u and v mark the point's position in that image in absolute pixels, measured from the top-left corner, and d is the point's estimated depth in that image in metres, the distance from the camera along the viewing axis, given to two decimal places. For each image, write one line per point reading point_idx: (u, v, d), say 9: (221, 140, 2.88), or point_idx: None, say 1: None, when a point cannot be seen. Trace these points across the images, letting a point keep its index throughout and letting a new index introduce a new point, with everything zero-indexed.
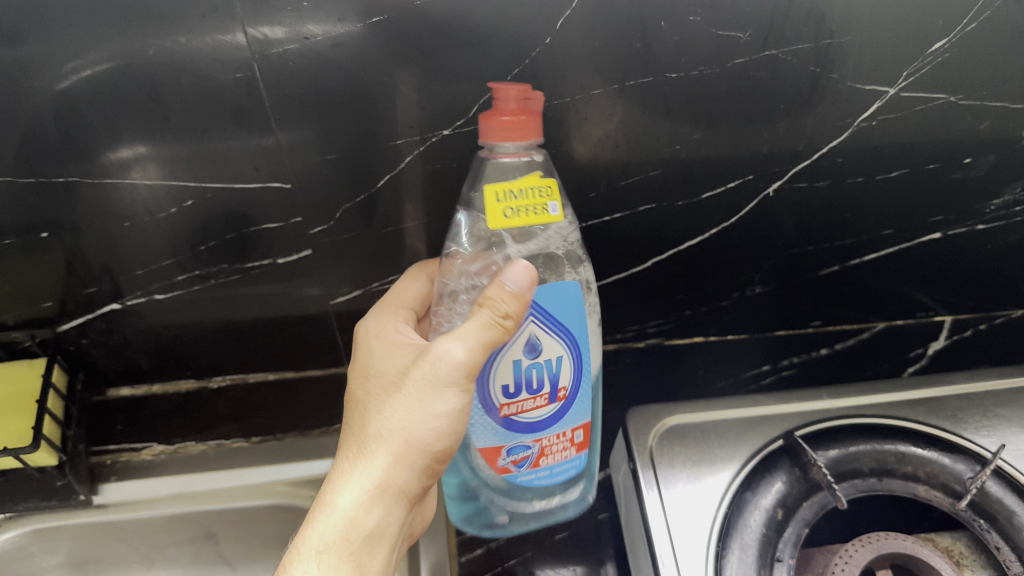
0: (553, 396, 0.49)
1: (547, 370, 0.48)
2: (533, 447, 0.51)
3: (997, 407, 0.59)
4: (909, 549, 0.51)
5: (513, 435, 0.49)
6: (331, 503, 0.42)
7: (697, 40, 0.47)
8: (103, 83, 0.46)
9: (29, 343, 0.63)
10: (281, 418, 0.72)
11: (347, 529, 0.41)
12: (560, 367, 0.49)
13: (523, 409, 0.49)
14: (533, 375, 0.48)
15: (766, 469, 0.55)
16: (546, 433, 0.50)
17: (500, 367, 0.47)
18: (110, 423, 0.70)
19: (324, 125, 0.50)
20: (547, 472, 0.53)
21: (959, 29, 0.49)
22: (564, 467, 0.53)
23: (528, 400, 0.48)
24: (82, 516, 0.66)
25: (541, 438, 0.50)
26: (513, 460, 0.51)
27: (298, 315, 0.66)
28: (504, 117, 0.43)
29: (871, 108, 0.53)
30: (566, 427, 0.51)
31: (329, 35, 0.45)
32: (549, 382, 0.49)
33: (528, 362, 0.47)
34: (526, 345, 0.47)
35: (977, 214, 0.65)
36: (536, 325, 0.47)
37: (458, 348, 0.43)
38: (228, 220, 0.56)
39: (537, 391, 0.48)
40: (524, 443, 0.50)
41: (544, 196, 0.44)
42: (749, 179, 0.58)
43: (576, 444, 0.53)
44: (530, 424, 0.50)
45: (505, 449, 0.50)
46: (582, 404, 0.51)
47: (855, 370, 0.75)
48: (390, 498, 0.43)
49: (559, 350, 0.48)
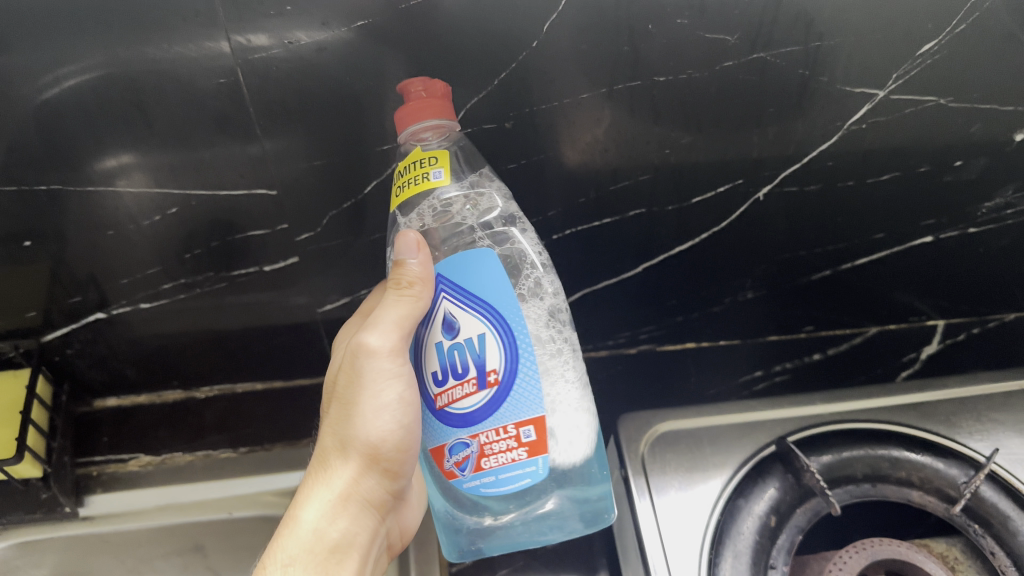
0: (480, 381, 0.43)
1: (470, 351, 0.43)
2: (472, 446, 0.44)
3: (991, 411, 0.58)
4: (903, 555, 0.51)
5: (449, 431, 0.44)
6: (292, 518, 0.42)
7: (685, 43, 0.47)
8: (85, 92, 0.45)
9: (13, 354, 0.62)
10: (267, 429, 0.71)
11: (311, 541, 0.41)
12: (484, 347, 0.43)
13: (453, 399, 0.44)
14: (456, 358, 0.44)
15: (759, 475, 0.54)
16: (480, 428, 0.43)
17: (426, 354, 0.45)
18: (95, 434, 0.70)
19: (310, 130, 0.49)
20: (493, 478, 0.44)
21: (949, 31, 0.49)
22: (516, 475, 0.44)
23: (456, 388, 0.44)
24: (69, 528, 0.67)
25: (478, 434, 0.44)
26: (456, 462, 0.45)
27: (286, 323, 0.65)
28: (413, 100, 0.43)
29: (862, 111, 0.53)
30: (506, 420, 0.43)
31: (315, 40, 0.44)
32: (475, 365, 0.43)
33: (448, 343, 0.44)
34: (442, 325, 0.44)
35: (969, 217, 0.65)
36: (447, 300, 0.44)
37: (372, 337, 0.44)
38: (213, 228, 0.55)
39: (461, 375, 0.43)
40: (462, 440, 0.44)
41: (425, 165, 0.43)
42: (739, 184, 0.58)
43: (525, 445, 0.44)
44: (463, 416, 0.44)
45: (447, 447, 0.45)
46: (523, 392, 0.43)
47: (846, 376, 0.74)
48: (351, 504, 0.44)
49: (481, 327, 0.43)
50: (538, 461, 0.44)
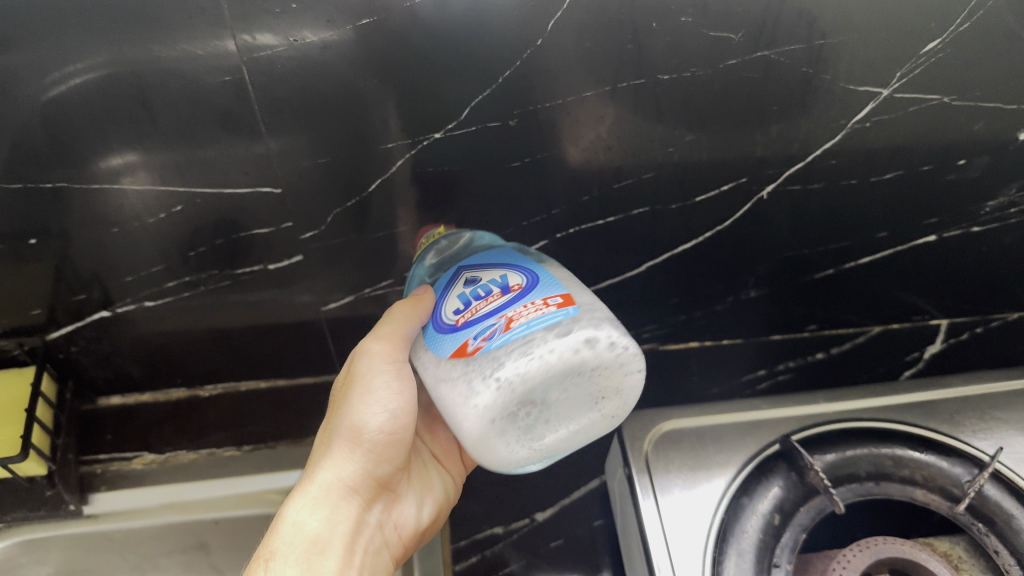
0: (504, 288, 0.45)
1: (493, 281, 0.46)
2: (498, 321, 0.43)
3: (994, 409, 0.58)
4: (908, 553, 0.51)
5: (472, 326, 0.44)
6: (281, 516, 0.48)
7: (689, 41, 0.47)
8: (91, 90, 0.45)
9: (18, 352, 0.63)
10: (271, 427, 0.71)
11: (291, 531, 0.47)
12: (508, 276, 0.47)
13: (478, 308, 0.45)
14: (478, 289, 0.46)
15: (763, 474, 0.54)
16: (506, 307, 0.44)
17: (446, 303, 0.47)
18: (100, 432, 0.70)
19: (314, 128, 0.49)
20: (525, 326, 0.42)
21: (953, 29, 0.49)
22: (548, 319, 0.43)
23: (480, 303, 0.45)
24: (73, 526, 0.66)
25: (502, 311, 0.44)
26: (482, 337, 0.43)
27: (289, 322, 0.65)
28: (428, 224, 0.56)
29: (865, 109, 0.53)
30: (532, 297, 0.44)
31: (321, 38, 0.44)
32: (499, 284, 0.46)
33: (468, 287, 0.47)
34: (463, 281, 0.48)
35: (973, 216, 0.65)
36: (467, 269, 0.49)
37: (371, 347, 0.49)
38: (217, 226, 0.55)
39: (485, 294, 0.46)
40: (486, 321, 0.44)
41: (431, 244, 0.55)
42: (742, 182, 0.58)
43: (554, 303, 0.44)
44: (488, 310, 0.44)
45: (470, 335, 0.44)
46: (549, 285, 0.46)
47: (851, 375, 0.74)
48: (342, 491, 0.50)
49: (503, 270, 0.47)
50: (568, 310, 0.44)
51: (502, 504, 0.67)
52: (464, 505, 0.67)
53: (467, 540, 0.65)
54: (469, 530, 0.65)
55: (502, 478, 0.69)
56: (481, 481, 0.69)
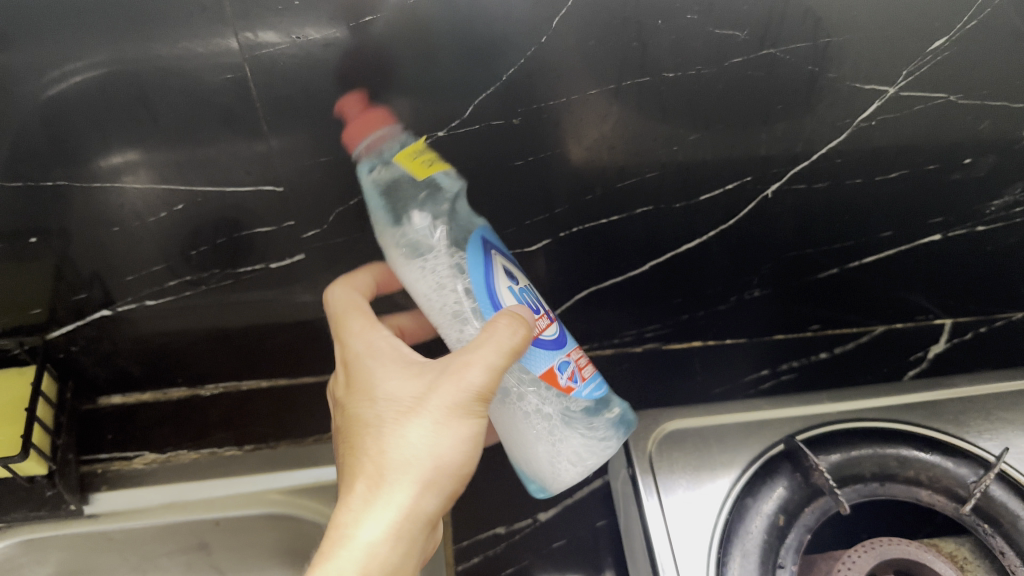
0: (548, 319, 0.51)
1: (528, 297, 0.52)
2: (570, 361, 0.50)
3: (999, 410, 0.58)
4: (913, 554, 0.50)
5: (547, 353, 0.48)
6: (349, 536, 0.41)
7: (693, 39, 0.46)
8: (92, 88, 0.45)
9: (18, 351, 0.62)
10: (272, 427, 0.71)
11: (369, 561, 0.41)
12: (532, 296, 0.52)
13: (545, 330, 0.49)
14: (523, 300, 0.51)
15: (767, 475, 0.54)
16: (568, 347, 0.51)
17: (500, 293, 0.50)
18: (100, 431, 0.69)
19: (317, 126, 0.49)
20: (595, 383, 0.52)
21: (959, 27, 0.48)
22: (597, 386, 0.52)
23: (541, 322, 0.49)
24: (74, 527, 0.66)
25: (567, 351, 0.51)
26: (568, 376, 0.50)
27: (291, 321, 0.65)
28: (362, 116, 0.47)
29: (870, 108, 0.53)
30: (577, 348, 0.52)
31: (323, 37, 0.44)
32: (536, 308, 0.51)
33: (512, 288, 0.51)
34: (505, 274, 0.52)
35: (978, 215, 0.64)
36: (498, 257, 0.52)
37: (476, 376, 0.43)
38: (219, 225, 0.55)
39: (539, 313, 0.51)
40: (562, 358, 0.49)
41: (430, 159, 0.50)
42: (746, 181, 0.58)
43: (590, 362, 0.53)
44: (553, 341, 0.49)
45: (557, 367, 0.49)
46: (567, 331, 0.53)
47: (856, 374, 0.75)
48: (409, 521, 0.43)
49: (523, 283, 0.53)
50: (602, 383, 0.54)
51: (504, 504, 0.67)
52: (465, 505, 0.67)
53: (469, 540, 0.65)
54: (472, 529, 0.65)
55: (505, 478, 0.69)
56: (483, 481, 0.68)
